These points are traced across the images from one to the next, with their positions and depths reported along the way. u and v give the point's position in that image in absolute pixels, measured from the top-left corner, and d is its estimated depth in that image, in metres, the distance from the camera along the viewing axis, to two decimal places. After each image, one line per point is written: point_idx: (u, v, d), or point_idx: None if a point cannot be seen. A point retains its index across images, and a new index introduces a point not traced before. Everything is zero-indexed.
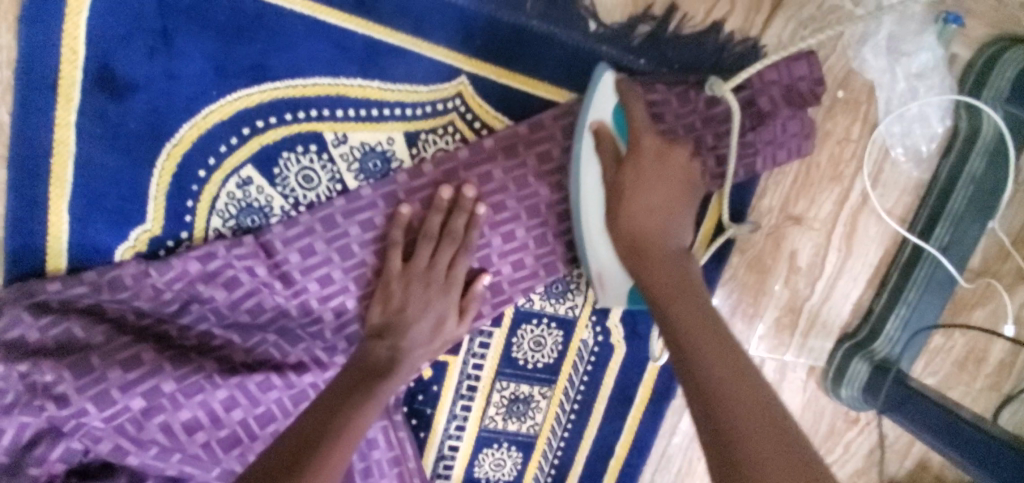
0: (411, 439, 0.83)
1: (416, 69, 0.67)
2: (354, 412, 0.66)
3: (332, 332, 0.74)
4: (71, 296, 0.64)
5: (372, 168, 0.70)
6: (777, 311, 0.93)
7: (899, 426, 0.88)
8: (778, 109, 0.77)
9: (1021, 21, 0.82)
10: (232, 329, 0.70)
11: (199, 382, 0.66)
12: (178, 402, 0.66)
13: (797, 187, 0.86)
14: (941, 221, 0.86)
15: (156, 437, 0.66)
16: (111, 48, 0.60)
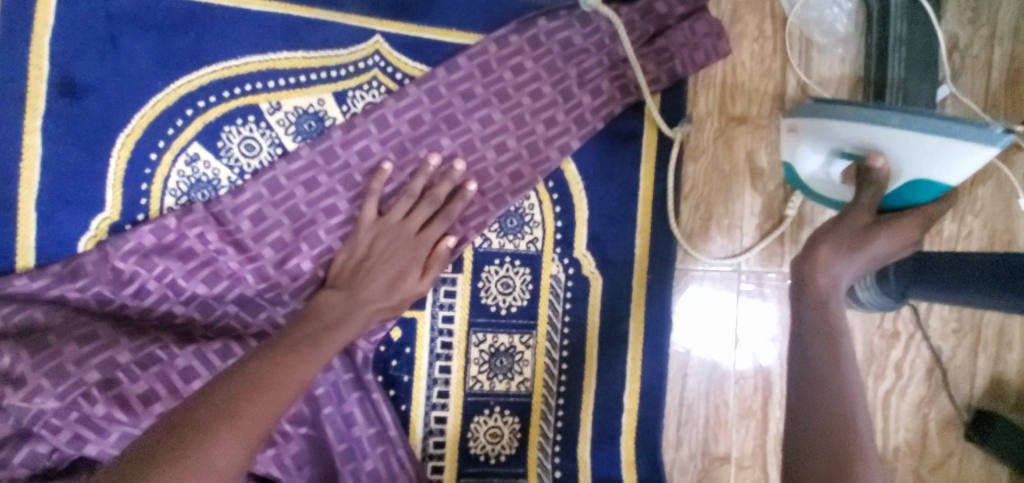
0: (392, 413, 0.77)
1: (335, 36, 0.75)
2: (273, 383, 0.61)
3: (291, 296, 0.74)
4: (37, 290, 0.67)
5: (308, 129, 0.75)
6: (757, 219, 0.88)
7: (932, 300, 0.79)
8: (676, 13, 0.82)
9: None
10: (191, 304, 0.71)
11: (155, 352, 0.66)
12: (134, 374, 0.65)
13: (729, 88, 0.87)
14: (889, 88, 0.85)
15: (113, 417, 0.64)
16: (69, 59, 0.69)
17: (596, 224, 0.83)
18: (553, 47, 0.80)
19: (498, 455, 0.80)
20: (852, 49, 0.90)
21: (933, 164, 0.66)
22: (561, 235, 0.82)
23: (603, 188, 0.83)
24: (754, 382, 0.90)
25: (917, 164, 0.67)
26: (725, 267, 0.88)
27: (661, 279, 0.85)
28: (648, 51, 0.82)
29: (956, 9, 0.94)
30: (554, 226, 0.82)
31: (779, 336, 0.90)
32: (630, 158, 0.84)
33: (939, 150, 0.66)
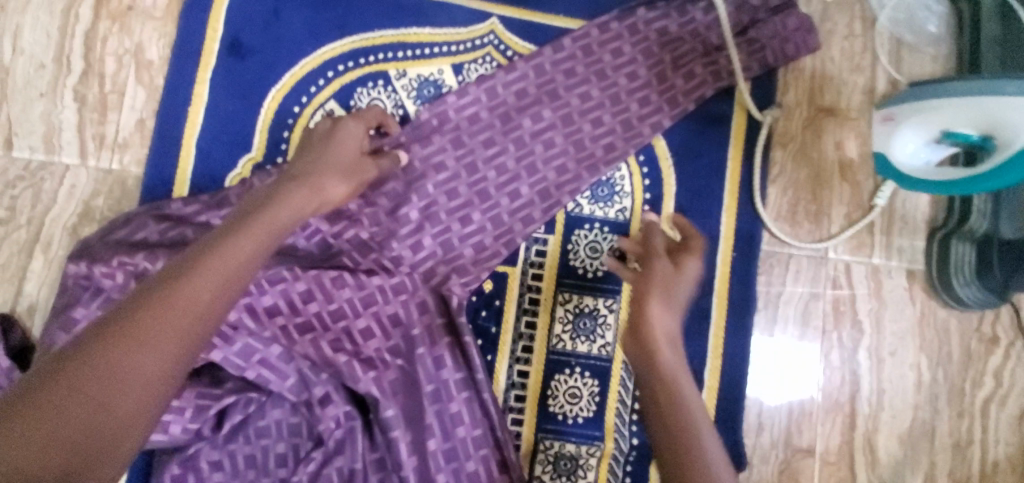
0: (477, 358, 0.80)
1: (457, 16, 0.86)
2: (216, 267, 0.56)
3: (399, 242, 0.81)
4: (188, 213, 0.76)
5: (427, 94, 0.84)
6: (845, 208, 0.89)
7: None
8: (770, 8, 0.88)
9: None
10: (313, 239, 0.79)
11: (281, 272, 0.75)
12: (263, 288, 0.75)
13: (818, 81, 0.90)
14: None
15: (242, 320, 0.73)
16: (240, 25, 0.82)
17: (683, 199, 0.86)
18: (649, 35, 0.87)
19: (577, 417, 0.81)
20: (945, 51, 0.92)
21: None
22: (649, 207, 0.86)
23: (691, 166, 0.87)
24: (840, 374, 0.87)
25: None
26: (811, 252, 0.88)
27: (747, 258, 0.86)
28: (741, 41, 0.87)
29: None
30: (642, 199, 0.86)
31: (868, 329, 0.88)
32: (719, 139, 0.87)
33: None
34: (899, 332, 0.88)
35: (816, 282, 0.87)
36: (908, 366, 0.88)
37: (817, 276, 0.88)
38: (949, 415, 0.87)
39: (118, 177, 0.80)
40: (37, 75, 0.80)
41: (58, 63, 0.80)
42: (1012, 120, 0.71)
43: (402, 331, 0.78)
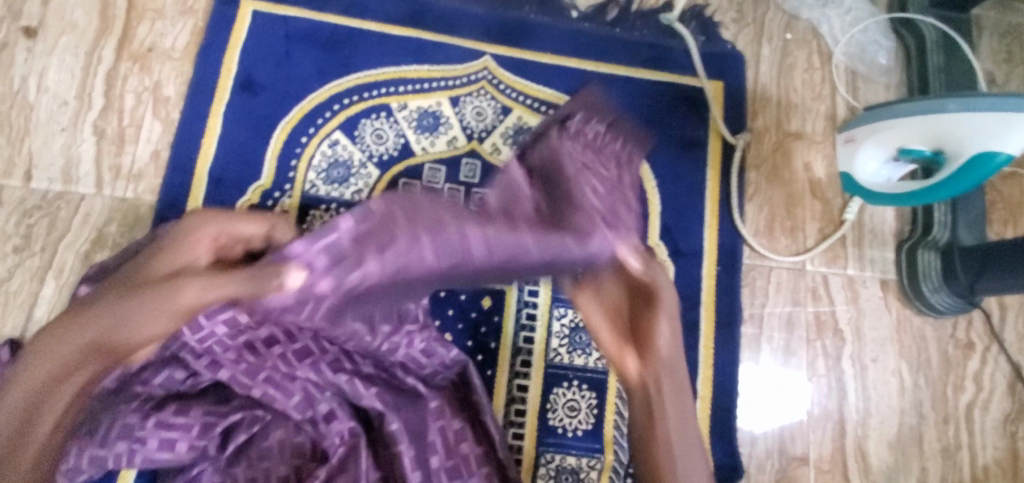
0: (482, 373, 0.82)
1: (454, 55, 0.93)
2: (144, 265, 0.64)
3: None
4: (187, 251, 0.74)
5: (427, 124, 0.91)
6: (817, 224, 0.95)
7: (1000, 287, 0.84)
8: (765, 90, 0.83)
9: None
10: None
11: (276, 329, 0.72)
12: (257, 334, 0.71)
13: (784, 109, 0.99)
14: None
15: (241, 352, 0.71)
16: (252, 64, 0.89)
17: (669, 216, 0.92)
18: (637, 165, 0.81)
19: (576, 429, 0.83)
20: (895, 80, 1.01)
21: (984, 136, 0.76)
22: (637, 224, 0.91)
23: (674, 186, 0.93)
24: (827, 382, 0.90)
25: (975, 139, 0.77)
26: (790, 265, 0.93)
27: (731, 271, 0.91)
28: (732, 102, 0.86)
29: (990, 52, 1.06)
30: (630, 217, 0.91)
31: (849, 336, 0.92)
32: (698, 161, 0.94)
33: (988, 125, 0.75)
34: (879, 338, 0.92)
35: (798, 292, 0.92)
36: (891, 372, 0.91)
37: (797, 287, 0.93)
38: (934, 419, 0.90)
39: (131, 205, 0.84)
40: (59, 112, 0.85)
41: (80, 100, 0.86)
42: (956, 134, 0.78)
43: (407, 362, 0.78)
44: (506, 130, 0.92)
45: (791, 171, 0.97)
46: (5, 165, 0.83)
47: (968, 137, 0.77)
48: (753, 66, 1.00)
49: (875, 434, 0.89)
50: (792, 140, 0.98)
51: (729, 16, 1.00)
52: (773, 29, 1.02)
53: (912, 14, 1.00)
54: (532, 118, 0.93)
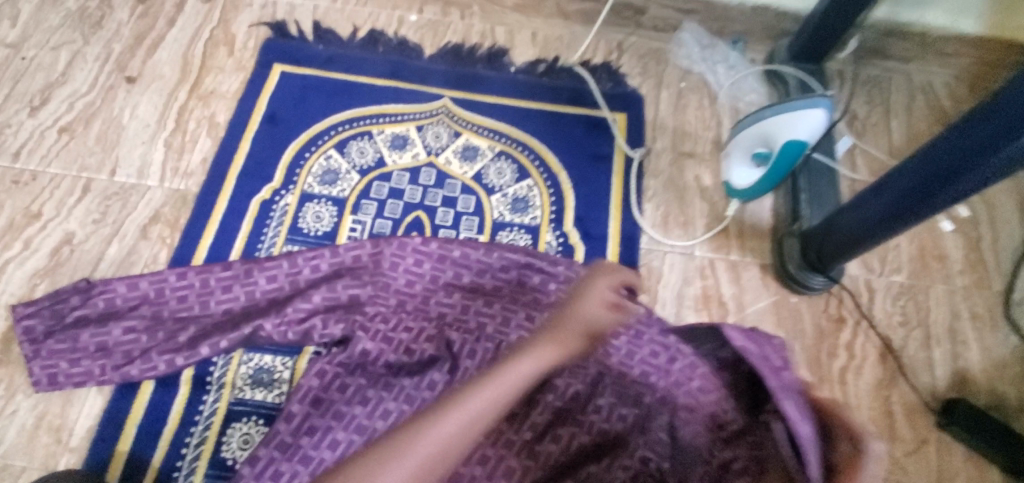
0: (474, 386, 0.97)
1: (422, 97, 1.28)
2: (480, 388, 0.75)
3: (393, 282, 1.03)
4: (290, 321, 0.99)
5: (398, 144, 1.22)
6: (706, 220, 1.18)
7: (845, 246, 1.00)
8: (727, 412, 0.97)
9: (782, 27, 1.38)
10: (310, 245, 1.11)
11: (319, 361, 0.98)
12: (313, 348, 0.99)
13: (679, 135, 1.27)
14: None
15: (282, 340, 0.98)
16: (277, 102, 1.25)
17: (581, 210, 1.17)
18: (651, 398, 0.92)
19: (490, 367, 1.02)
20: None
21: (784, 128, 1.02)
22: (554, 215, 1.16)
23: (585, 188, 1.19)
24: None
25: (781, 131, 1.02)
26: (682, 250, 1.14)
27: (630, 252, 1.13)
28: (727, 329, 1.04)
29: (852, 96, 1.34)
30: (549, 209, 1.17)
31: (732, 308, 1.10)
32: (605, 171, 1.21)
33: (781, 121, 1.02)
34: (760, 311, 1.10)
35: (687, 271, 1.12)
36: None
37: (689, 268, 1.13)
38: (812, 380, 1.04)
39: (181, 195, 1.16)
40: (143, 131, 1.21)
41: (158, 124, 1.22)
42: (767, 131, 1.05)
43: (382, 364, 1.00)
44: (457, 147, 1.22)
45: (684, 181, 1.21)
46: (100, 164, 1.18)
47: (777, 131, 1.03)
48: (653, 105, 1.30)
49: None
50: (685, 158, 1.24)
51: (634, 71, 1.34)
52: (671, 79, 1.34)
53: (777, 65, 1.32)
54: (477, 139, 1.24)
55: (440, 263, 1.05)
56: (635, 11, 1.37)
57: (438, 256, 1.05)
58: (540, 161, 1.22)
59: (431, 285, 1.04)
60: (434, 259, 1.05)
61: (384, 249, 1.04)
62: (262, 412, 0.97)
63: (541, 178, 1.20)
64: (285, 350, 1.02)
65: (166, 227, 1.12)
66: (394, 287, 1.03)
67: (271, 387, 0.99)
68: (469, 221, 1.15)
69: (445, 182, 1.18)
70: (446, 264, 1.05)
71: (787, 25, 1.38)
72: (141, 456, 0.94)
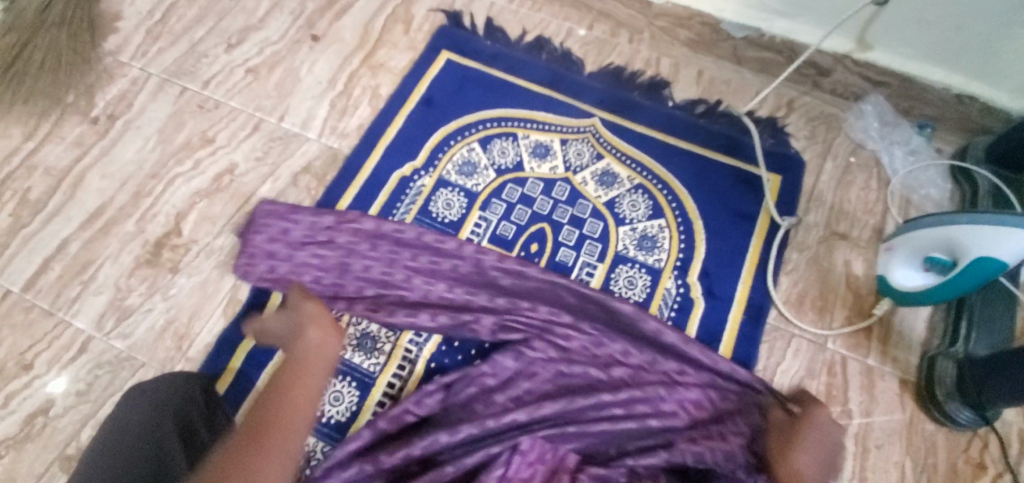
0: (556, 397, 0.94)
1: (572, 112, 1.27)
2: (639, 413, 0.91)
3: (478, 286, 1.02)
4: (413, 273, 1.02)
5: (539, 152, 1.22)
6: (846, 312, 1.07)
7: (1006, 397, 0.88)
8: None
9: (981, 122, 1.23)
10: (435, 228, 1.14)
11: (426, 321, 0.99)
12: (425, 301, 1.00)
13: (836, 213, 1.17)
14: None
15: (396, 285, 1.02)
16: (436, 87, 1.30)
17: (710, 264, 1.10)
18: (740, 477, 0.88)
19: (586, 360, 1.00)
20: None
21: (983, 244, 0.89)
22: (680, 262, 1.10)
23: (719, 243, 1.12)
24: None
25: (978, 245, 0.90)
26: (812, 338, 1.05)
27: (755, 323, 1.05)
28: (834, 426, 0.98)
29: None
30: (676, 255, 1.11)
31: (856, 417, 0.99)
32: (745, 231, 1.13)
33: (981, 234, 0.89)
34: (888, 429, 0.98)
35: (814, 363, 1.03)
36: (893, 463, 0.95)
37: (815, 359, 1.03)
38: None
39: (333, 153, 1.23)
40: (315, 87, 1.31)
41: (329, 83, 1.31)
42: (958, 240, 0.92)
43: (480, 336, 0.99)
44: (595, 169, 1.20)
45: (832, 265, 1.11)
46: (272, 108, 1.28)
47: (972, 243, 0.91)
48: (814, 174, 1.21)
49: None
50: (837, 240, 1.14)
51: (801, 133, 1.25)
52: (841, 151, 1.24)
53: (968, 164, 1.16)
54: (617, 166, 1.21)
55: (525, 280, 1.03)
56: (819, 71, 1.29)
57: (524, 272, 1.04)
58: (677, 204, 1.16)
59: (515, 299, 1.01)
60: (520, 274, 1.03)
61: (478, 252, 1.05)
62: (356, 375, 1.00)
63: (674, 221, 1.14)
64: None
65: (314, 180, 1.20)
66: (479, 294, 1.02)
67: (370, 354, 1.01)
68: (591, 246, 1.12)
69: (576, 202, 1.17)
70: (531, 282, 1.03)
71: (990, 121, 1.23)
72: (247, 382, 1.01)
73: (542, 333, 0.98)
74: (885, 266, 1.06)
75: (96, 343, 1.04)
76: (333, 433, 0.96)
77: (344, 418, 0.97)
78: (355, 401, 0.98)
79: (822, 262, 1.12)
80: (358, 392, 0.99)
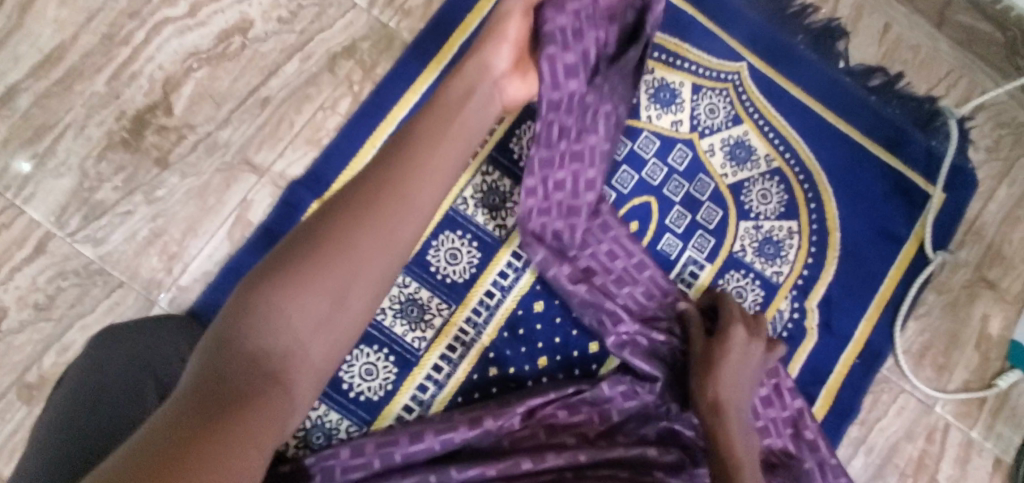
0: (629, 422, 0.82)
1: (715, 47, 0.93)
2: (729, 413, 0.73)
3: (581, 247, 0.82)
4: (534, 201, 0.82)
5: (662, 97, 0.92)
6: (966, 374, 0.92)
7: None
8: None
9: None
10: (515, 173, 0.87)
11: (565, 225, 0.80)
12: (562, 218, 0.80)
13: (991, 254, 0.96)
14: None
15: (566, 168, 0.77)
16: None
17: (835, 290, 0.91)
18: None
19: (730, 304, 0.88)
20: None
21: None
22: (802, 281, 0.90)
23: (852, 267, 0.92)
24: None
25: None
26: (921, 397, 0.91)
27: (867, 371, 0.90)
28: None
29: None
30: (800, 272, 0.90)
31: None
32: (884, 257, 0.92)
33: None
34: None
35: (914, 425, 0.91)
36: None
37: (917, 420, 0.91)
38: None
39: (388, 34, 0.89)
40: None
41: None
42: None
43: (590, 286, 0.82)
44: (728, 137, 0.92)
45: (968, 318, 0.93)
46: None
47: None
48: (983, 200, 0.97)
49: None
50: (982, 288, 0.95)
51: (984, 141, 0.98)
52: (1020, 175, 0.98)
53: None
54: (755, 137, 0.93)
55: (637, 269, 0.83)
56: None
57: (637, 263, 0.83)
58: (816, 205, 0.92)
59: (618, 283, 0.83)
60: (639, 259, 0.82)
61: (601, 207, 0.81)
62: (394, 349, 0.82)
63: (808, 226, 0.92)
64: (444, 291, 0.83)
65: (359, 70, 0.88)
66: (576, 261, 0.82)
67: (415, 326, 0.82)
68: (703, 239, 0.90)
69: (696, 176, 0.91)
70: (642, 273, 0.83)
71: None
72: None
73: (635, 332, 0.81)
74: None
75: (61, 245, 0.80)
76: (361, 412, 0.81)
77: (377, 398, 0.81)
78: (392, 380, 0.81)
79: (959, 310, 0.94)
80: (396, 369, 0.81)
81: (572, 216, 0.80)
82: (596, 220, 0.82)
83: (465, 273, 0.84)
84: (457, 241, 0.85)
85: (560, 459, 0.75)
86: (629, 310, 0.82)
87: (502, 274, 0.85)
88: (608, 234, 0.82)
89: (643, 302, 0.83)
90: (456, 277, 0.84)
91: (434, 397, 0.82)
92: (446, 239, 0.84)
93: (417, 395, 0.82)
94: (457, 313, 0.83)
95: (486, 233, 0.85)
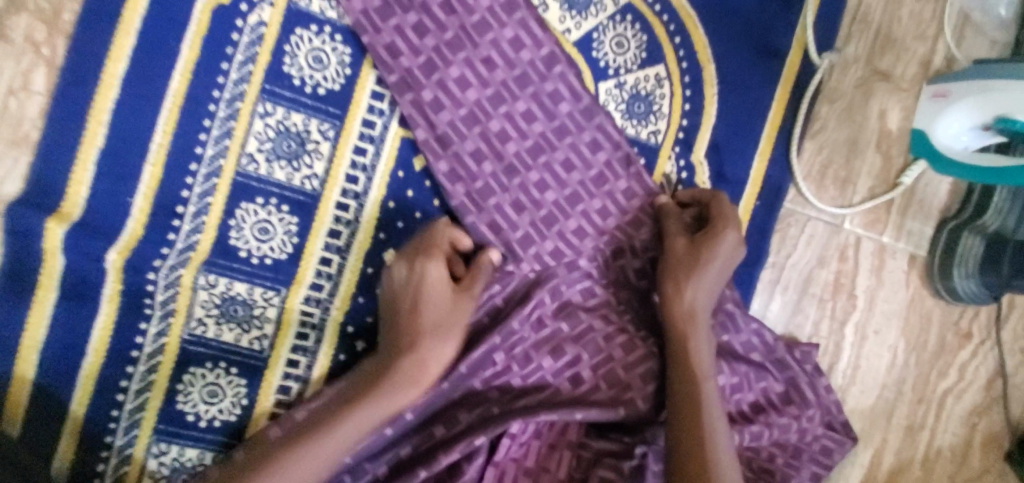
0: (529, 348, 0.71)
1: None
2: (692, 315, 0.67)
3: (441, 148, 0.69)
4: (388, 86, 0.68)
5: None
6: (871, 181, 0.85)
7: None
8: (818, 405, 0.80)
9: None
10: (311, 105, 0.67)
11: (415, 106, 0.68)
12: (412, 99, 0.68)
13: (881, 40, 0.84)
14: None
15: (393, 40, 0.67)
16: None
17: (721, 133, 0.79)
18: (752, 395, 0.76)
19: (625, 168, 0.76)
20: (1004, 40, 0.87)
21: None
22: (683, 134, 0.78)
23: (736, 99, 0.79)
24: (825, 344, 0.86)
25: None
26: (829, 219, 0.84)
27: (770, 210, 0.81)
28: (837, 316, 0.86)
29: None
30: (679, 124, 0.78)
31: (860, 303, 0.87)
32: (768, 80, 0.80)
33: None
34: (888, 313, 0.88)
35: (827, 249, 0.85)
36: (886, 346, 0.88)
37: (828, 245, 0.85)
38: (910, 397, 0.90)
39: None
40: None
41: None
42: None
43: (464, 188, 0.69)
44: None
45: (866, 122, 0.84)
46: None
47: None
48: None
49: (854, 399, 0.88)
50: (876, 82, 0.84)
51: None
52: None
53: None
54: None
55: (531, 155, 0.70)
56: None
57: (531, 147, 0.71)
58: (682, 38, 0.77)
59: (502, 180, 0.70)
60: (552, 125, 0.71)
61: (493, 79, 0.70)
62: (234, 359, 0.67)
63: (677, 66, 0.77)
64: (267, 276, 0.67)
65: (39, 24, 0.63)
66: (436, 164, 0.68)
67: (248, 326, 0.67)
68: None
69: None
70: (535, 161, 0.70)
71: None
72: (56, 396, 0.64)
73: (511, 232, 0.70)
74: (927, 122, 0.83)
75: None
76: (224, 437, 0.68)
77: (235, 417, 0.68)
78: (245, 393, 0.68)
79: (855, 113, 0.84)
80: (245, 380, 0.68)
81: (425, 109, 0.68)
82: (483, 100, 0.69)
83: (287, 245, 0.68)
84: (262, 211, 0.67)
85: (473, 415, 0.69)
86: (512, 213, 0.70)
87: (333, 233, 0.69)
88: (475, 129, 0.69)
89: (535, 201, 0.71)
90: (277, 254, 0.67)
91: (303, 393, 0.69)
92: (246, 213, 0.66)
93: (282, 398, 0.69)
94: (294, 296, 0.68)
95: (295, 191, 0.67)
